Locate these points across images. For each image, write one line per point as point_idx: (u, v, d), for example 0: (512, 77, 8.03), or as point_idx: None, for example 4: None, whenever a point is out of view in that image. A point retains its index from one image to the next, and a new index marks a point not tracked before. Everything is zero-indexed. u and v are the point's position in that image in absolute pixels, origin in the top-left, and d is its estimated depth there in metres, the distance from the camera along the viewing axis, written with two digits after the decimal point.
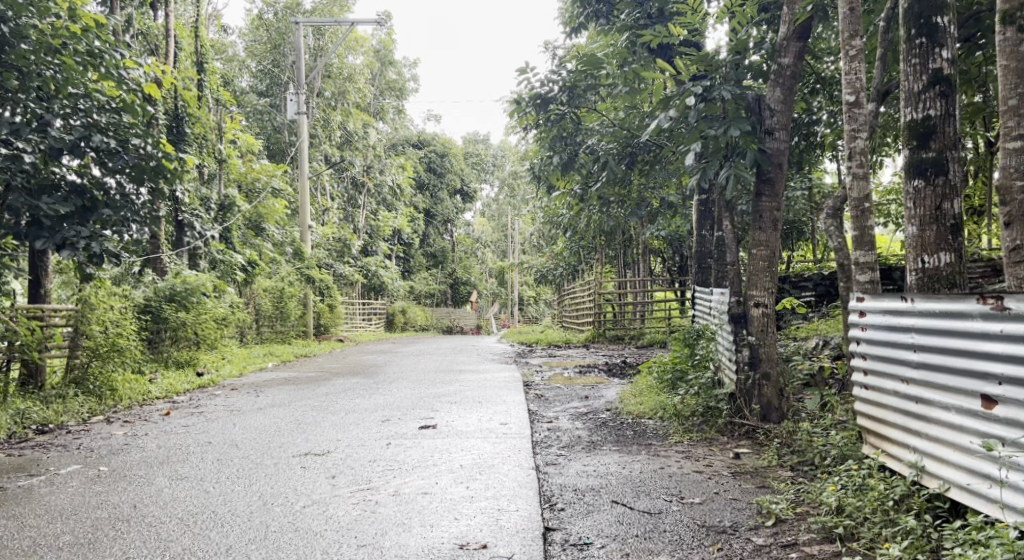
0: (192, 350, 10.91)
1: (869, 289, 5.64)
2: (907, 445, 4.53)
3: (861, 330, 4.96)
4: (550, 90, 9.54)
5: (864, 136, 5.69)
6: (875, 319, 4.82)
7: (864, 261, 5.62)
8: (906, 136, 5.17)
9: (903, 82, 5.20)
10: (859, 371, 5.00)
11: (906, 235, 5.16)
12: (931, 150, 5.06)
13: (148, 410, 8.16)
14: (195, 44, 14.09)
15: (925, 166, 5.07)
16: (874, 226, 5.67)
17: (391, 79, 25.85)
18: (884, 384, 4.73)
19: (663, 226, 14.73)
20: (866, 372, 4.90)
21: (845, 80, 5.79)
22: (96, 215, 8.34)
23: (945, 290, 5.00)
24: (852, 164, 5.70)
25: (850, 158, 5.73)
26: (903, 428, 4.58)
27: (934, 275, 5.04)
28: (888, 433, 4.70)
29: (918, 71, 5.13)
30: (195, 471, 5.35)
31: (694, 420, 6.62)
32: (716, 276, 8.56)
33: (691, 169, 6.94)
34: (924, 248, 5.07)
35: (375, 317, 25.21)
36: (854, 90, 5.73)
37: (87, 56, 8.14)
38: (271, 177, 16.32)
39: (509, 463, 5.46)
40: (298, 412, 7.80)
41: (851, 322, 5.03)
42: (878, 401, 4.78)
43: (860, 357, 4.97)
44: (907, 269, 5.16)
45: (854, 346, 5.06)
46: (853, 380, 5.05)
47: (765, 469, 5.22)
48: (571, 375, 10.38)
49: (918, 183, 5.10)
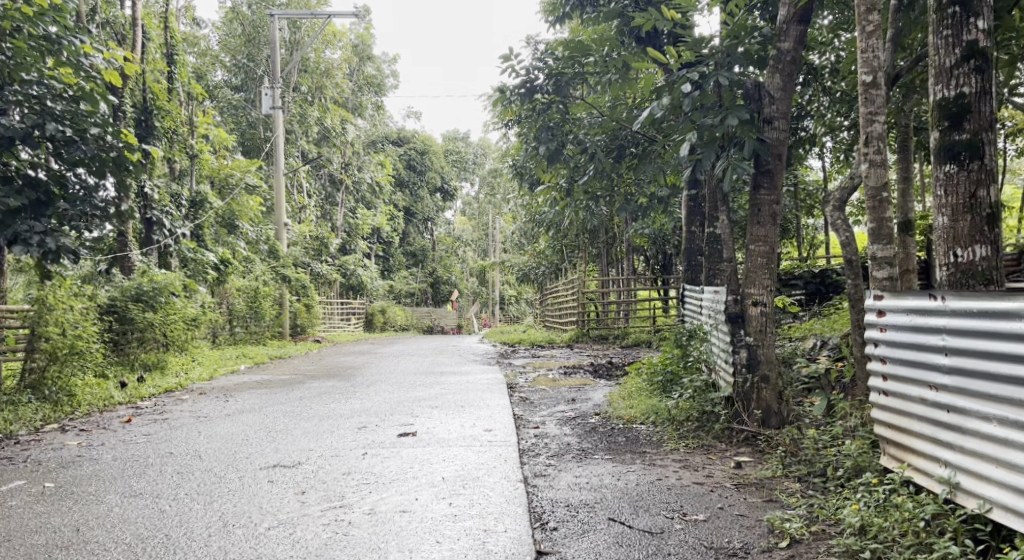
0: (160, 352, 10.42)
1: (888, 285, 5.34)
2: (936, 458, 4.19)
3: (880, 331, 4.61)
4: (535, 78, 8.98)
5: (882, 120, 5.32)
6: (896, 319, 4.47)
7: (881, 255, 5.33)
8: (936, 117, 4.84)
9: (933, 57, 4.86)
10: (877, 375, 4.65)
11: (936, 227, 4.84)
12: (965, 132, 4.73)
13: (109, 417, 7.69)
14: (165, 35, 13.54)
15: (959, 149, 4.74)
16: (893, 218, 5.36)
17: (370, 74, 25.28)
18: (908, 391, 4.39)
19: (649, 223, 14.38)
20: (886, 376, 4.55)
21: (861, 58, 5.40)
22: (51, 209, 7.94)
23: (981, 286, 4.67)
24: (870, 151, 5.34)
25: (866, 143, 5.36)
26: (932, 439, 4.24)
27: (968, 270, 4.71)
28: (911, 444, 4.36)
29: (950, 44, 4.79)
30: (153, 486, 4.91)
31: (689, 426, 6.25)
32: (707, 274, 8.21)
33: (684, 161, 6.55)
34: (957, 241, 4.74)
35: (354, 317, 24.72)
36: (871, 69, 5.33)
37: (43, 42, 7.73)
38: (244, 173, 15.75)
39: (495, 475, 5.06)
40: (269, 418, 7.36)
41: (869, 323, 4.69)
42: (901, 409, 4.44)
43: (878, 359, 4.62)
44: (937, 263, 4.83)
45: (871, 348, 4.71)
46: (870, 385, 4.71)
47: (771, 481, 4.86)
48: (556, 376, 10.01)
49: (950, 168, 4.77)
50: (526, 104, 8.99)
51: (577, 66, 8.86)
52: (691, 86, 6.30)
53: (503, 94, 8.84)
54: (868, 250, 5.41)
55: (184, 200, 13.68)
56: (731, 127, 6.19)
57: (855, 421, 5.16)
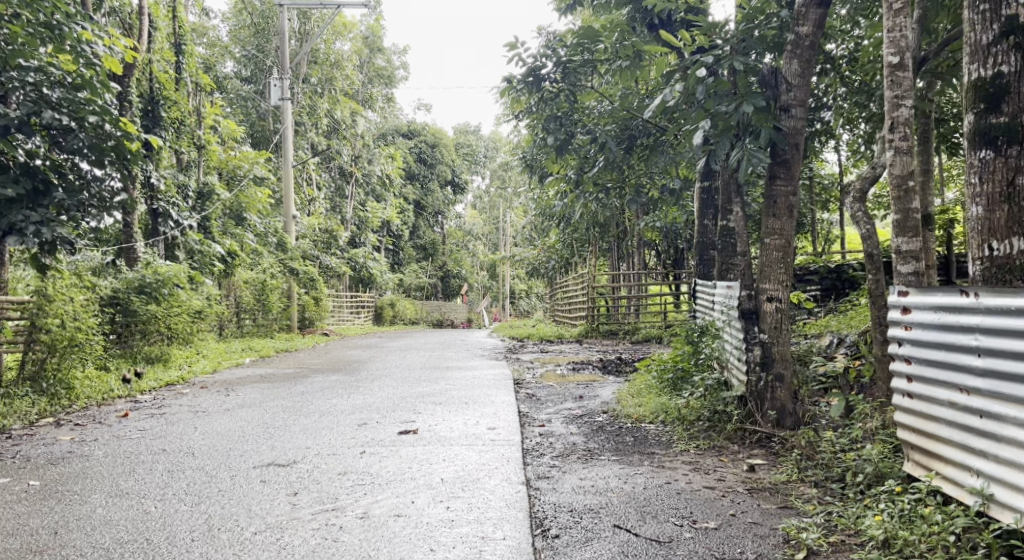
0: (163, 344, 10.24)
1: (914, 281, 5.07)
2: (967, 467, 3.96)
3: (905, 329, 4.37)
4: (542, 66, 8.70)
5: (909, 104, 5.04)
6: (923, 316, 4.23)
7: (907, 249, 5.06)
8: (971, 99, 4.60)
9: (969, 34, 4.61)
10: (901, 375, 4.41)
11: (969, 218, 4.61)
12: (1002, 115, 4.48)
13: (106, 411, 7.52)
14: (174, 25, 13.23)
15: (994, 134, 4.50)
16: (920, 208, 5.10)
17: (380, 66, 25.03)
18: (936, 394, 4.15)
19: (661, 217, 14.12)
20: (911, 378, 4.31)
21: (886, 38, 5.13)
22: (49, 199, 7.74)
23: (1017, 281, 4.41)
24: (895, 137, 5.09)
25: (891, 129, 5.10)
26: (962, 446, 4.00)
27: (1003, 265, 4.47)
28: (940, 450, 4.13)
29: (987, 19, 4.52)
30: (140, 485, 4.74)
31: (700, 426, 6.04)
32: (720, 268, 7.96)
33: (698, 151, 6.32)
34: (992, 233, 4.50)
35: (364, 310, 24.56)
36: (898, 49, 5.07)
37: (43, 28, 7.54)
38: (253, 165, 15.56)
39: (496, 476, 4.84)
40: (267, 413, 7.18)
41: (893, 320, 4.45)
42: (928, 413, 4.20)
43: (902, 359, 4.38)
44: (971, 257, 4.61)
45: (895, 348, 4.47)
46: (894, 387, 4.47)
47: (785, 486, 4.63)
48: (564, 372, 9.80)
49: (986, 155, 4.53)
50: (534, 93, 8.76)
51: (586, 53, 8.60)
52: (704, 71, 6.11)
53: (510, 83, 8.57)
54: (892, 243, 5.19)
55: (190, 191, 13.46)
56: (746, 115, 5.96)
57: (875, 424, 4.92)
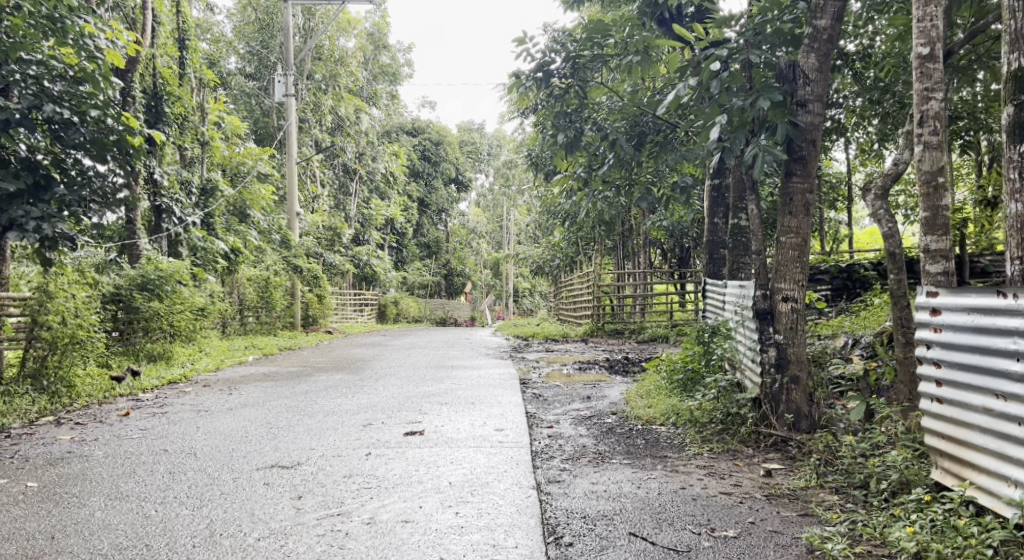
0: (166, 342, 10.12)
1: (943, 281, 4.93)
2: (1003, 477, 3.87)
3: (933, 331, 4.26)
4: (551, 61, 8.52)
5: (939, 97, 4.93)
6: (954, 318, 4.12)
7: (936, 248, 4.92)
8: (1010, 92, 4.60)
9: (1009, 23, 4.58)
10: (929, 379, 4.31)
11: (1007, 214, 4.55)
12: None
13: (106, 409, 7.41)
14: (178, 20, 13.09)
15: None
16: (948, 205, 4.95)
17: (384, 63, 24.90)
18: (969, 399, 4.05)
19: (668, 216, 13.99)
20: (941, 382, 4.21)
21: (916, 28, 5.03)
22: (49, 194, 7.59)
23: None
24: (925, 132, 4.94)
25: (920, 123, 4.97)
26: (998, 454, 3.92)
27: None
28: (972, 458, 4.04)
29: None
30: (141, 487, 4.63)
31: (712, 428, 5.91)
32: (732, 266, 7.83)
33: (712, 147, 6.18)
34: None
35: (367, 308, 24.45)
36: (929, 40, 4.97)
37: (44, 21, 7.38)
38: (257, 162, 15.43)
39: (505, 480, 4.72)
40: (270, 413, 7.05)
41: (920, 321, 4.33)
42: (960, 419, 4.10)
43: (930, 362, 4.28)
44: (1009, 256, 4.54)
45: (922, 350, 4.35)
46: (921, 390, 4.36)
47: (805, 492, 4.51)
48: (571, 372, 9.67)
49: None
50: (543, 89, 8.62)
51: (595, 48, 8.44)
52: (720, 65, 5.97)
53: (519, 78, 8.42)
54: (920, 241, 5.01)
55: (194, 187, 13.29)
56: (762, 110, 5.83)
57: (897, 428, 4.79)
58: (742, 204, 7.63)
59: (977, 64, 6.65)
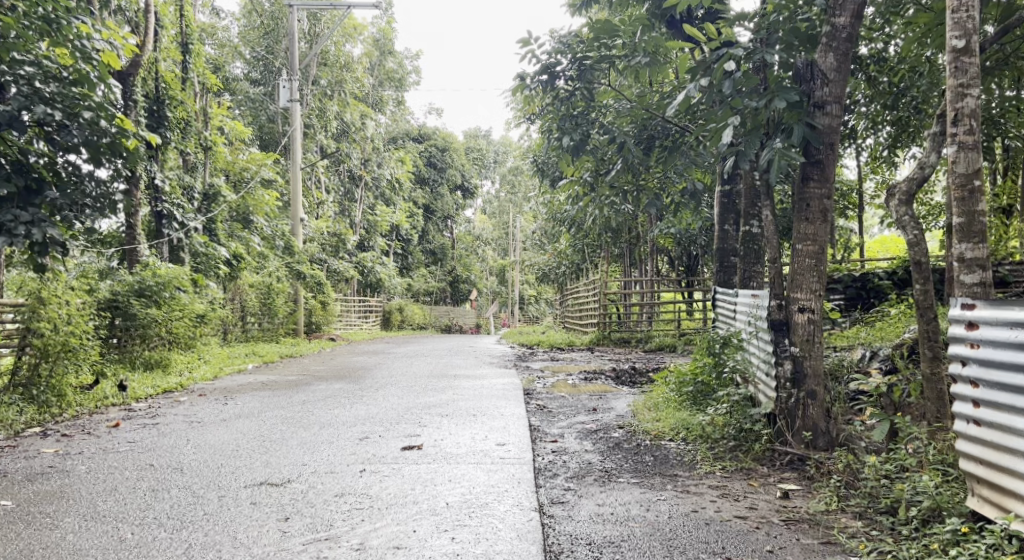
0: (163, 349, 9.85)
1: (979, 291, 4.65)
2: None
3: (970, 347, 4.02)
4: (557, 62, 8.23)
5: (975, 94, 4.66)
6: (994, 333, 3.88)
7: (972, 256, 4.63)
8: None
9: None
10: (965, 400, 4.06)
11: None
12: None
13: (96, 420, 7.15)
14: (181, 23, 12.84)
15: None
16: (984, 210, 4.66)
17: (391, 69, 24.63)
18: (1010, 422, 3.81)
19: (675, 223, 13.68)
20: (978, 403, 3.96)
21: (950, 19, 4.75)
22: (41, 198, 7.27)
23: None
24: (959, 132, 4.67)
25: (955, 122, 4.70)
26: None
27: None
28: (1011, 486, 3.79)
29: None
30: (120, 507, 4.41)
31: (725, 445, 5.63)
32: (743, 275, 7.55)
33: (723, 151, 5.93)
34: None
35: (372, 315, 24.21)
36: (964, 32, 4.69)
37: (41, 22, 7.20)
38: (260, 167, 15.16)
39: (506, 501, 4.48)
40: (265, 425, 6.79)
41: (956, 336, 4.09)
42: (999, 443, 3.86)
43: (967, 382, 4.03)
44: None
45: (959, 367, 4.11)
46: (957, 411, 4.10)
47: (826, 517, 4.27)
48: (576, 382, 9.41)
49: None
50: (549, 92, 8.32)
51: (603, 49, 8.04)
52: (734, 64, 5.71)
53: (524, 80, 8.11)
54: (954, 249, 4.72)
55: (196, 193, 13.07)
56: (777, 111, 5.59)
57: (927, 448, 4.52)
58: (755, 211, 7.36)
59: (1003, 66, 6.37)
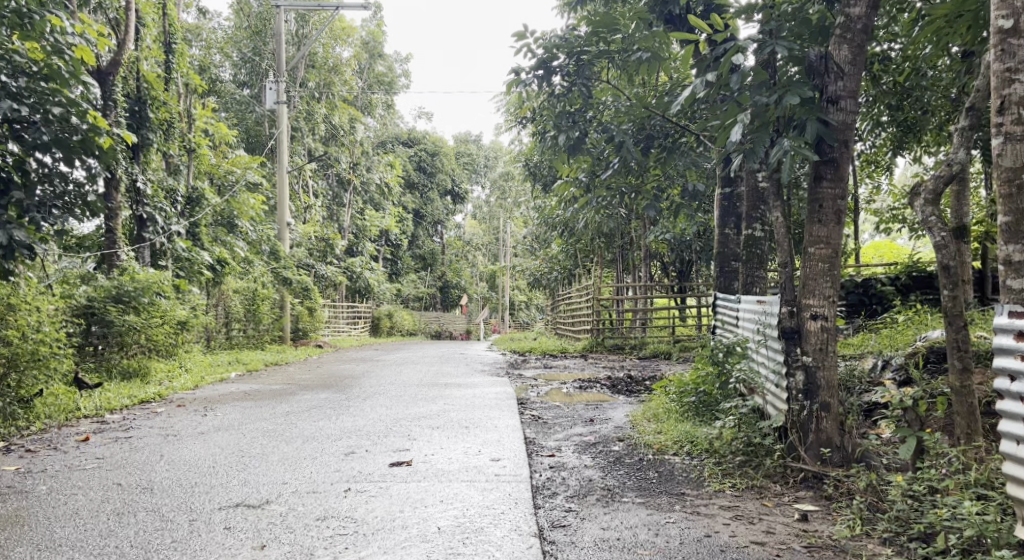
0: (143, 357, 9.42)
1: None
2: None
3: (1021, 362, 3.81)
4: (552, 56, 7.86)
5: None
6: None
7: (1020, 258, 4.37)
8: None
9: None
10: (1016, 418, 3.86)
11: None
12: None
13: (64, 434, 6.75)
14: (164, 23, 12.39)
15: None
16: None
17: (380, 72, 24.29)
18: None
19: (669, 227, 13.37)
20: None
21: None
22: (5, 198, 6.94)
23: None
24: (1008, 121, 4.40)
25: (1002, 111, 4.43)
26: None
27: None
28: None
29: None
30: (80, 535, 4.18)
31: (734, 460, 5.30)
32: (746, 280, 7.24)
33: (731, 150, 5.60)
34: None
35: (361, 321, 23.84)
36: (1011, 11, 4.41)
37: (10, 15, 6.81)
38: (246, 170, 14.73)
39: (503, 525, 4.25)
40: (245, 439, 6.41)
41: (1007, 350, 3.88)
42: None
43: (1018, 398, 3.84)
44: None
45: (1007, 383, 3.90)
46: (1004, 431, 3.90)
47: (851, 544, 4.12)
48: (571, 390, 9.06)
49: None
50: (544, 88, 7.96)
51: (602, 44, 7.72)
52: (743, 58, 5.37)
53: (518, 76, 7.78)
54: (1000, 250, 4.46)
55: (180, 196, 12.64)
56: (788, 108, 5.28)
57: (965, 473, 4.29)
58: (758, 214, 7.02)
59: None
